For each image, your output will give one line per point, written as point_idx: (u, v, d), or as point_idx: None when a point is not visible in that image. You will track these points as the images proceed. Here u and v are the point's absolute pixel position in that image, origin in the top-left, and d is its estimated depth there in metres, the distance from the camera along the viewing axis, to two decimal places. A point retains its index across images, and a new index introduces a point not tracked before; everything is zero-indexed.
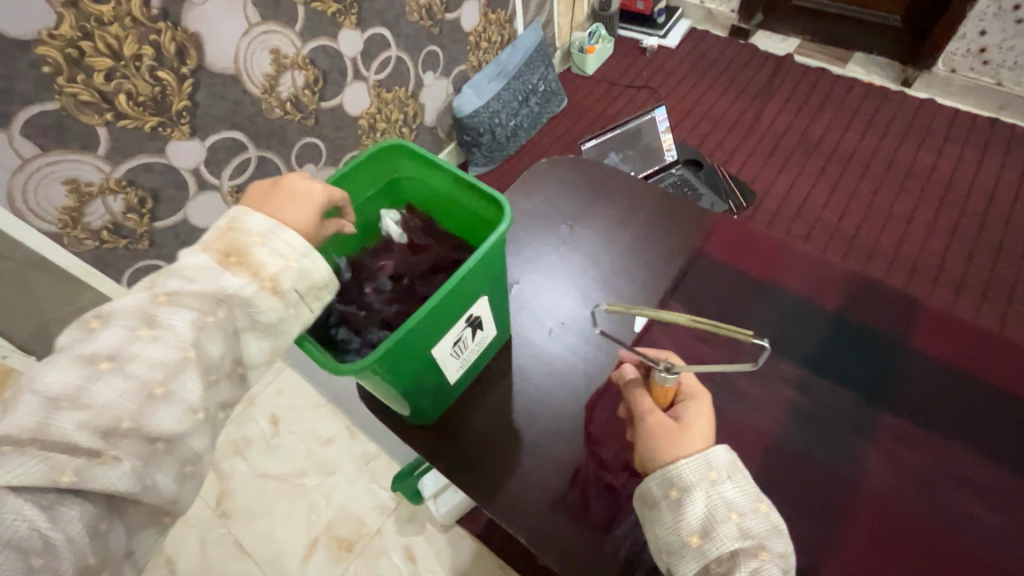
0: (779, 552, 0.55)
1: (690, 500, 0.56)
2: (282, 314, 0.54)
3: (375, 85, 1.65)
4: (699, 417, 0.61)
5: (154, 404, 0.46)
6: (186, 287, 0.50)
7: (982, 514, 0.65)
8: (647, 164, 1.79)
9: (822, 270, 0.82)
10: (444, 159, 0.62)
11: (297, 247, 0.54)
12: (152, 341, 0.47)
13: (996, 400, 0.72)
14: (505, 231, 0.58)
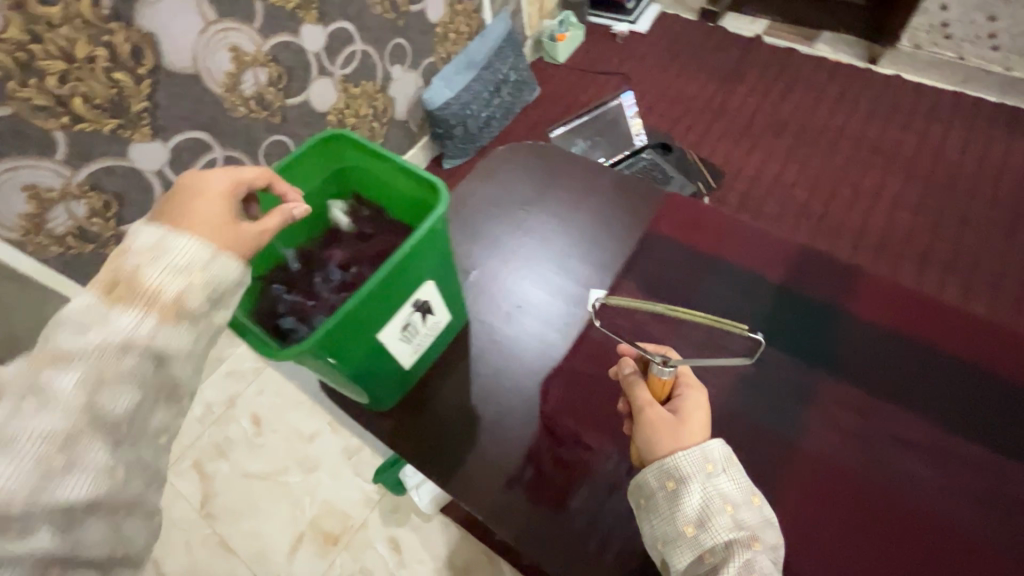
0: (768, 543, 0.58)
1: (687, 491, 0.60)
2: (191, 338, 0.51)
3: (342, 80, 1.64)
4: (694, 409, 0.64)
5: (56, 475, 0.44)
6: (66, 345, 0.46)
7: (913, 469, 0.68)
8: (616, 151, 1.85)
9: (768, 243, 0.85)
10: (383, 145, 0.63)
11: (195, 256, 0.51)
12: (37, 412, 0.44)
13: (935, 362, 0.74)
14: (443, 214, 0.59)
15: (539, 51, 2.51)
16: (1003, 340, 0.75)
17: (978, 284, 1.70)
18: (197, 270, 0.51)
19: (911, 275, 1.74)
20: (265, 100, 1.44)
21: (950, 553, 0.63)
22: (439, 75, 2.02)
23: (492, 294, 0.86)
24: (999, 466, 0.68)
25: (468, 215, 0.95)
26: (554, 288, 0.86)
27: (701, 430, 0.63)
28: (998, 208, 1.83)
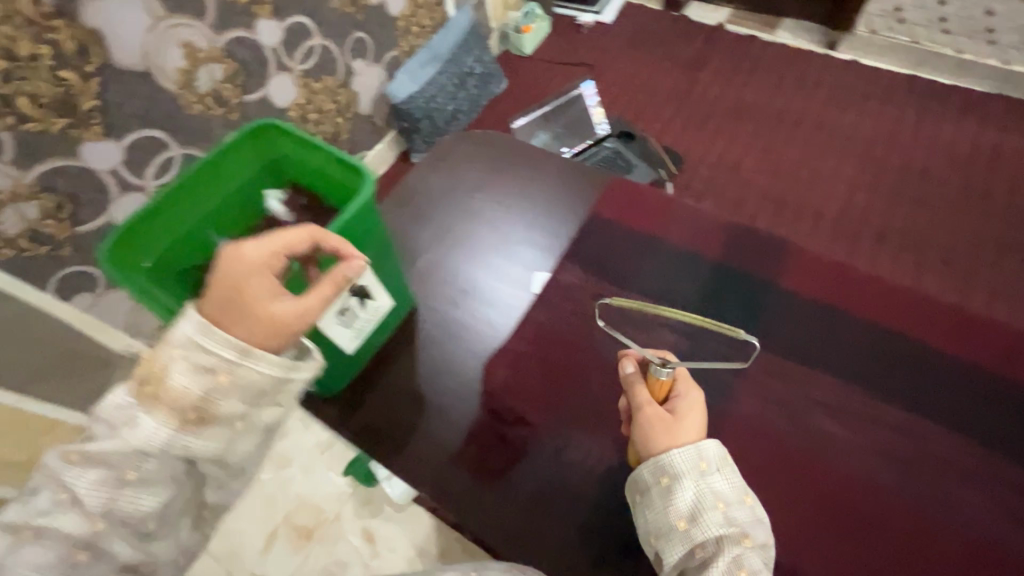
0: (760, 542, 0.59)
1: (681, 487, 0.61)
2: (218, 445, 0.60)
3: (301, 75, 1.63)
4: (695, 412, 0.65)
5: (78, 567, 0.54)
6: (96, 446, 0.56)
7: (834, 430, 0.71)
8: (576, 143, 1.88)
9: (705, 223, 0.87)
10: (312, 134, 0.64)
11: (219, 362, 0.57)
12: (71, 507, 0.55)
13: (858, 329, 0.77)
14: (370, 196, 0.62)
15: (506, 43, 2.50)
16: (925, 307, 0.78)
17: (932, 261, 1.74)
18: (224, 375, 0.57)
19: (868, 254, 1.79)
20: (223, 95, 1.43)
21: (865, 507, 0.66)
22: (403, 69, 2.00)
23: (438, 280, 0.88)
24: (912, 424, 0.70)
25: (416, 204, 0.96)
26: (499, 272, 0.88)
27: (701, 435, 0.64)
28: (952, 185, 1.86)
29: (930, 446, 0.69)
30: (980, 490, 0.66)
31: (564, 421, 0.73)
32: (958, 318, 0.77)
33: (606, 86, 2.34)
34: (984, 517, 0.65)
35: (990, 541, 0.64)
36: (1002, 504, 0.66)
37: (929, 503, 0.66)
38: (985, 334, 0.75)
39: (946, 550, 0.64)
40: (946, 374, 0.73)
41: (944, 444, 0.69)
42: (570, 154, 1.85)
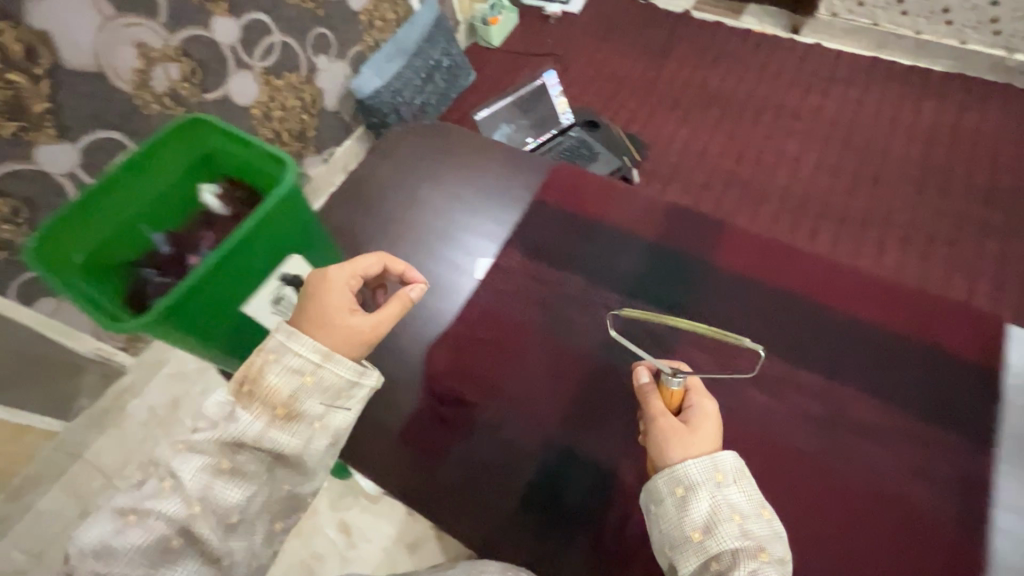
0: (780, 556, 0.55)
1: (699, 499, 0.57)
2: (299, 439, 0.61)
3: (263, 73, 1.40)
4: (707, 419, 0.62)
5: (170, 554, 0.55)
6: (199, 435, 0.59)
7: (758, 398, 0.71)
8: (541, 133, 1.89)
9: (643, 206, 0.89)
10: (238, 127, 0.65)
11: (307, 363, 0.61)
12: (170, 495, 0.57)
13: (787, 301, 0.78)
14: (293, 186, 0.63)
15: (474, 35, 2.48)
16: (854, 278, 0.79)
17: (902, 235, 1.73)
18: (309, 376, 0.61)
19: (836, 230, 1.78)
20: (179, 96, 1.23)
21: (788, 474, 0.66)
22: (368, 64, 1.86)
23: None
24: (831, 388, 0.70)
25: (362, 196, 0.97)
26: (444, 260, 0.89)
27: (718, 443, 0.61)
28: (917, 161, 1.87)
29: (848, 410, 0.69)
30: (895, 452, 0.66)
31: (503, 399, 0.76)
32: (886, 288, 0.77)
33: (574, 77, 2.33)
34: (900, 479, 0.65)
35: (904, 503, 0.64)
36: (917, 465, 0.65)
37: (843, 465, 0.66)
38: (911, 302, 0.76)
39: (857, 509, 0.64)
40: (868, 340, 0.73)
41: (862, 408, 0.69)
42: (535, 144, 1.88)
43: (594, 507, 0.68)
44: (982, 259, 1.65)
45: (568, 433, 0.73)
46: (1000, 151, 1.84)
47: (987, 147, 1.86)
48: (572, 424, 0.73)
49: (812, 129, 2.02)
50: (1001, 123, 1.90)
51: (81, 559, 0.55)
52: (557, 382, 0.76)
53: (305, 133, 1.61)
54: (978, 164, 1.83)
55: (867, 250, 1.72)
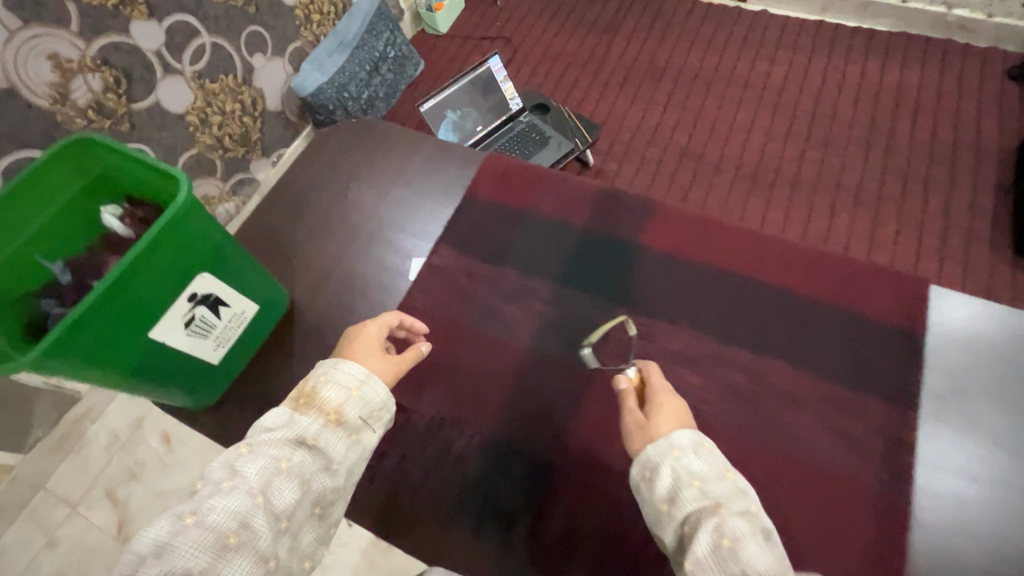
0: (745, 507, 0.55)
1: (660, 474, 0.58)
2: (347, 443, 0.63)
3: (194, 77, 1.35)
4: (669, 404, 0.63)
5: (227, 553, 0.52)
6: (262, 437, 0.61)
7: (691, 378, 0.70)
8: (493, 120, 1.79)
9: (573, 191, 0.87)
10: (132, 145, 0.63)
11: (353, 379, 0.66)
12: (230, 491, 0.56)
13: (717, 279, 0.76)
14: (187, 203, 0.60)
15: (419, 23, 2.41)
16: (781, 249, 0.78)
17: (853, 197, 1.75)
18: (356, 390, 0.66)
19: (790, 197, 1.79)
20: (103, 107, 1.17)
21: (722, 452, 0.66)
22: (309, 60, 1.77)
23: (314, 276, 0.86)
24: (759, 362, 0.70)
25: (288, 202, 0.94)
26: (375, 262, 0.87)
27: (683, 425, 0.61)
28: (864, 124, 1.89)
29: (776, 381, 0.69)
30: (823, 420, 0.66)
31: (439, 400, 0.75)
32: (815, 255, 0.77)
33: (524, 59, 2.28)
34: (828, 446, 0.65)
35: (832, 469, 0.64)
36: (844, 431, 0.65)
37: (773, 438, 0.66)
38: (836, 268, 0.76)
39: (788, 481, 0.64)
40: (794, 310, 0.73)
41: (790, 378, 0.69)
42: (486, 132, 1.78)
43: (527, 500, 0.68)
44: (930, 215, 1.68)
45: (501, 428, 0.72)
46: (942, 108, 1.87)
47: (930, 104, 1.88)
48: (503, 417, 0.73)
49: (763, 98, 2.02)
50: (942, 80, 1.93)
51: (132, 563, 0.51)
52: (489, 376, 0.75)
53: (249, 136, 1.56)
54: (923, 122, 1.85)
55: (819, 214, 1.74)
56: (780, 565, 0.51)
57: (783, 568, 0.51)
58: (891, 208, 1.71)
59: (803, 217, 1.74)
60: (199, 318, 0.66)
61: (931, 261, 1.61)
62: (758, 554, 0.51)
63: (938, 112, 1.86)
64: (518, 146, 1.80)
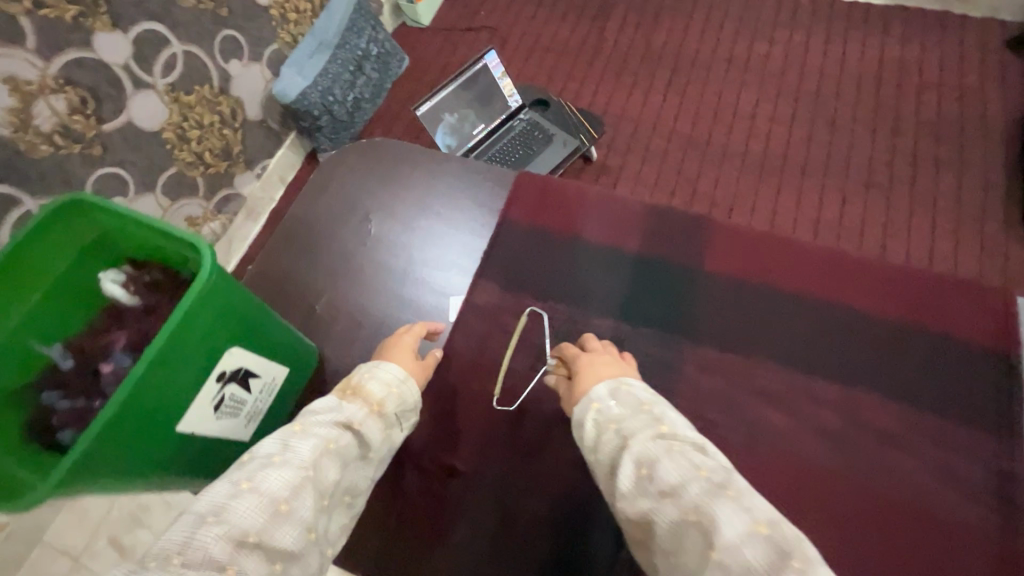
0: (656, 430, 0.55)
1: (585, 429, 0.59)
2: (383, 436, 0.62)
3: (167, 90, 1.22)
4: (589, 364, 0.65)
5: (277, 520, 0.49)
6: (315, 417, 0.58)
7: (775, 418, 0.66)
8: (490, 119, 1.58)
9: (619, 211, 0.81)
10: (133, 207, 0.55)
11: (393, 377, 0.65)
12: (282, 464, 0.52)
13: (792, 303, 0.72)
14: (210, 275, 0.53)
15: (400, 15, 2.11)
16: (860, 266, 0.73)
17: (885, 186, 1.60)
18: (394, 388, 0.64)
19: (810, 187, 1.64)
20: (70, 130, 1.05)
21: (822, 499, 0.61)
22: (287, 63, 1.53)
23: (343, 324, 0.78)
24: (847, 397, 0.66)
25: (301, 240, 0.85)
26: (407, 304, 0.79)
27: (603, 377, 0.63)
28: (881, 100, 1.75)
29: (868, 416, 0.65)
30: (921, 458, 0.62)
31: (500, 458, 0.68)
32: (897, 272, 0.73)
33: (516, 49, 2.04)
34: (930, 484, 0.61)
35: (939, 509, 0.60)
36: (944, 468, 0.62)
37: (870, 478, 0.62)
38: (923, 286, 0.71)
39: (892, 529, 0.60)
40: (880, 337, 0.68)
41: (880, 412, 0.65)
42: (486, 131, 1.58)
43: (613, 565, 0.62)
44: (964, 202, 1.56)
45: (575, 487, 0.66)
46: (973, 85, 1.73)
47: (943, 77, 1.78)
48: (576, 473, 0.67)
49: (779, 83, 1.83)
50: (971, 54, 1.78)
51: (186, 527, 0.46)
52: (553, 428, 0.70)
53: (231, 150, 1.42)
54: (954, 101, 1.71)
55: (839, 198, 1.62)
56: (695, 470, 0.50)
57: (699, 472, 0.50)
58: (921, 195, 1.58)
59: (824, 206, 1.61)
60: (228, 398, 0.58)
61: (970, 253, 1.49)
62: (671, 468, 0.51)
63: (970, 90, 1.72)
64: (520, 147, 1.61)
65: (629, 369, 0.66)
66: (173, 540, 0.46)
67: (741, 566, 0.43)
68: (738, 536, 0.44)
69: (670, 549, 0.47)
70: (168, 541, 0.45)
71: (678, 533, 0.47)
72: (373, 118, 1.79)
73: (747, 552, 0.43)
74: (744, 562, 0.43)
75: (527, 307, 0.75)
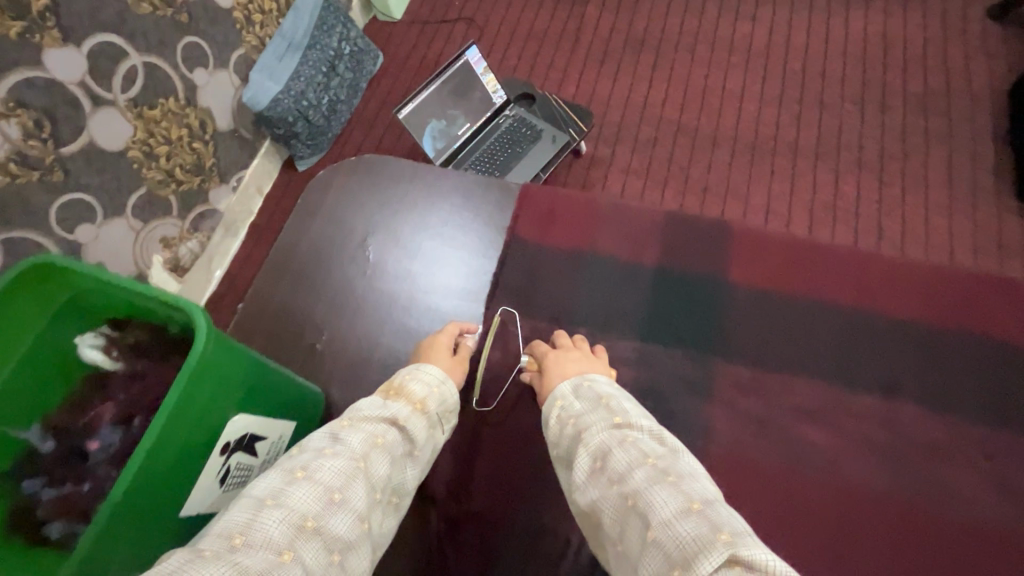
0: (610, 422, 0.55)
1: (549, 425, 0.59)
2: (428, 434, 0.59)
3: (130, 106, 1.12)
4: (556, 361, 0.64)
5: (331, 509, 0.48)
6: (362, 411, 0.57)
7: (815, 438, 0.63)
8: (476, 117, 1.43)
9: (634, 223, 0.78)
10: (115, 273, 0.49)
11: (433, 377, 0.62)
12: (334, 455, 0.51)
13: (816, 311, 0.70)
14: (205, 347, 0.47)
15: (370, 9, 1.89)
16: (883, 269, 0.73)
17: (903, 168, 1.45)
18: (437, 388, 0.62)
19: (820, 171, 1.48)
20: (27, 157, 0.96)
21: (873, 523, 0.59)
22: (256, 69, 1.43)
23: (349, 360, 0.73)
24: (889, 409, 0.65)
25: (295, 272, 0.79)
26: (416, 335, 0.74)
27: (569, 374, 0.62)
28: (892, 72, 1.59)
29: (910, 428, 0.64)
30: (970, 468, 0.61)
31: (532, 501, 0.64)
32: (916, 274, 0.72)
33: (496, 37, 1.82)
34: (978, 495, 0.60)
35: (990, 521, 0.59)
36: (994, 477, 0.61)
37: (918, 495, 0.60)
38: (943, 287, 0.71)
39: (949, 547, 0.58)
40: (910, 341, 0.68)
41: (924, 425, 0.64)
42: (473, 131, 1.43)
43: None
44: (983, 183, 1.42)
45: None
46: (993, 53, 1.58)
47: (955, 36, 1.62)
48: None
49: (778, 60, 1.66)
50: (990, 20, 1.64)
51: (246, 512, 0.46)
52: None
53: (203, 163, 1.33)
54: (971, 72, 1.57)
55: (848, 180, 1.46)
56: (642, 456, 0.50)
57: (645, 458, 0.50)
58: (937, 175, 1.44)
59: (834, 193, 1.45)
60: (234, 467, 0.55)
61: (991, 240, 1.35)
62: (622, 458, 0.51)
63: (992, 58, 1.58)
64: (508, 147, 1.45)
65: (599, 363, 0.65)
66: (234, 521, 0.45)
67: (675, 544, 0.43)
68: (673, 516, 0.44)
69: (617, 536, 0.48)
70: (229, 522, 0.45)
71: (621, 520, 0.47)
72: (352, 121, 1.69)
73: (681, 529, 0.43)
74: (678, 539, 0.43)
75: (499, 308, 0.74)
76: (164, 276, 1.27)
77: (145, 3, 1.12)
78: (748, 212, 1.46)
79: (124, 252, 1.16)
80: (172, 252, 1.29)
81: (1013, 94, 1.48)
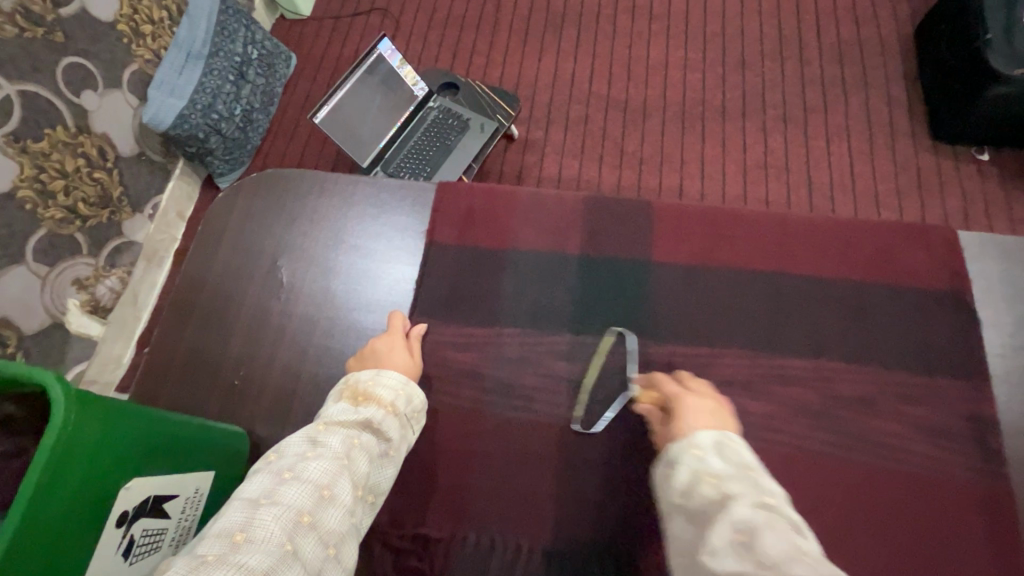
0: (759, 497, 0.42)
1: (676, 475, 0.48)
2: (402, 436, 0.56)
3: (9, 142, 1.00)
4: (695, 407, 0.54)
5: (323, 506, 0.46)
6: (334, 416, 0.53)
7: (753, 407, 0.63)
8: (397, 114, 1.36)
9: (557, 212, 0.76)
10: None
11: (396, 383, 0.58)
12: (317, 456, 0.49)
13: (744, 281, 0.70)
14: (66, 421, 0.41)
15: (274, 10, 1.77)
16: (804, 230, 0.73)
17: (824, 120, 1.49)
18: (401, 391, 0.58)
19: (748, 131, 1.49)
20: None
21: (815, 487, 0.60)
22: (155, 84, 1.30)
23: (272, 395, 0.68)
24: (818, 369, 0.65)
25: (203, 309, 0.73)
26: (340, 358, 0.69)
27: (708, 425, 0.52)
28: (807, 26, 1.61)
29: (841, 387, 0.64)
30: (898, 418, 0.63)
31: (481, 513, 0.61)
32: (837, 231, 0.73)
33: (412, 26, 1.74)
34: (911, 445, 0.61)
35: (922, 465, 0.60)
36: (921, 424, 0.62)
37: (856, 454, 0.61)
38: (862, 241, 0.72)
39: (887, 497, 0.59)
40: (834, 300, 0.69)
41: (853, 380, 0.65)
42: (396, 129, 1.36)
43: None
44: (900, 126, 1.46)
45: (562, 529, 0.60)
46: None
47: None
48: (564, 517, 0.60)
49: (698, 24, 1.65)
50: None
51: (240, 514, 0.44)
52: (533, 470, 0.63)
53: (108, 193, 1.22)
54: (881, 17, 1.60)
55: (775, 137, 1.48)
56: (799, 549, 0.38)
57: (802, 552, 0.38)
58: (858, 124, 1.47)
59: (764, 150, 1.47)
60: (141, 535, 0.50)
61: (912, 180, 1.40)
62: (777, 542, 0.38)
63: (897, 4, 1.62)
64: (436, 141, 1.38)
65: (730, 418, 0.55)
66: (230, 523, 0.43)
67: None
68: None
69: None
70: (223, 526, 0.43)
71: None
72: (270, 131, 1.59)
73: None
74: None
75: (612, 328, 0.68)
76: (84, 320, 1.17)
77: (8, 25, 1.00)
78: (684, 179, 1.46)
79: (32, 300, 1.04)
80: (89, 293, 1.18)
81: (918, 37, 1.52)
